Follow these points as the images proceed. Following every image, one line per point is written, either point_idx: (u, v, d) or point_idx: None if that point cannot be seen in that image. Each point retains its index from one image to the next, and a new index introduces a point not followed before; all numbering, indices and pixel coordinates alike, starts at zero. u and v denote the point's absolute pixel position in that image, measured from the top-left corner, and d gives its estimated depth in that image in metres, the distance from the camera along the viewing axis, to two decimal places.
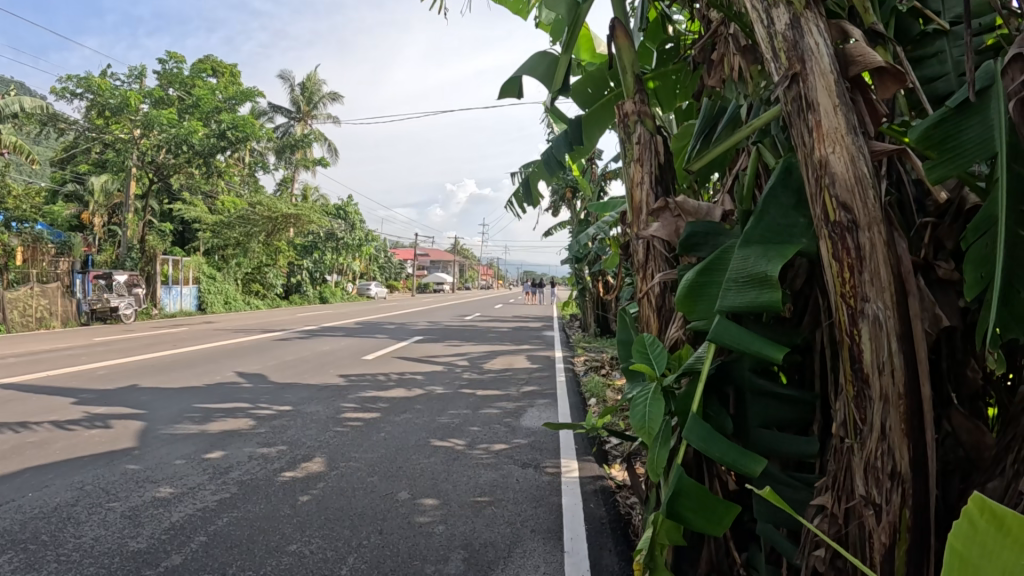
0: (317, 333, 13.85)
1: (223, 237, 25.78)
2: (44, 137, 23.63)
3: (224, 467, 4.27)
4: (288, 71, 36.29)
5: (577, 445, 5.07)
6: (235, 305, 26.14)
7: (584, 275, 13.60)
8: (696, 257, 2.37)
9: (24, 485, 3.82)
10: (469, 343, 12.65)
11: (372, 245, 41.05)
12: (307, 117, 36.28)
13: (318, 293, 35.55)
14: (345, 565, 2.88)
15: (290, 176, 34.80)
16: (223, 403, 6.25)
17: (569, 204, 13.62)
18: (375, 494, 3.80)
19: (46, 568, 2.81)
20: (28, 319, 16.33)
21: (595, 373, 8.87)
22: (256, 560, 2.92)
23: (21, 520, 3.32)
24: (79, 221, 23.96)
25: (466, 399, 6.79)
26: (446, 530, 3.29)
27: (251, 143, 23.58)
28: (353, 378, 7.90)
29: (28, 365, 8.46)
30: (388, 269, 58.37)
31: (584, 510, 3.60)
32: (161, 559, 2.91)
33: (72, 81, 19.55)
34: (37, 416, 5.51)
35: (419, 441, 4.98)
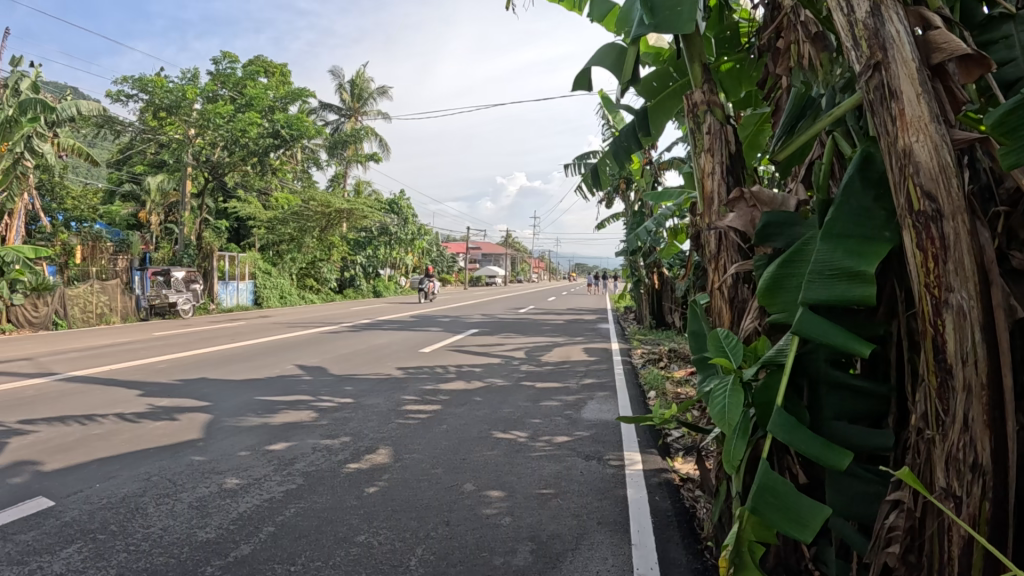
0: (373, 326, 14.02)
1: (278, 233, 26.07)
2: (100, 139, 24.30)
3: (289, 458, 4.34)
4: (337, 68, 36.53)
5: (640, 437, 5.04)
6: (290, 300, 26.49)
7: (639, 268, 13.52)
8: (772, 248, 2.32)
9: (92, 476, 3.94)
10: (525, 336, 12.67)
11: (424, 239, 41.29)
12: (357, 113, 36.54)
13: (372, 288, 35.76)
14: (414, 556, 2.91)
15: (342, 172, 35.16)
16: (284, 395, 6.36)
17: (624, 196, 13.57)
18: (440, 486, 3.84)
19: (116, 557, 2.89)
20: (88, 316, 16.75)
21: (654, 365, 8.81)
22: (324, 550, 2.97)
23: (90, 510, 3.42)
24: (137, 220, 24.51)
25: (525, 391, 6.81)
26: (513, 522, 3.31)
27: (304, 140, 23.91)
28: (412, 370, 7.99)
29: (93, 359, 8.69)
30: (439, 263, 58.86)
31: (649, 503, 3.58)
32: (229, 549, 2.98)
33: (128, 83, 20.01)
34: (102, 407, 5.67)
35: (481, 434, 5.02)
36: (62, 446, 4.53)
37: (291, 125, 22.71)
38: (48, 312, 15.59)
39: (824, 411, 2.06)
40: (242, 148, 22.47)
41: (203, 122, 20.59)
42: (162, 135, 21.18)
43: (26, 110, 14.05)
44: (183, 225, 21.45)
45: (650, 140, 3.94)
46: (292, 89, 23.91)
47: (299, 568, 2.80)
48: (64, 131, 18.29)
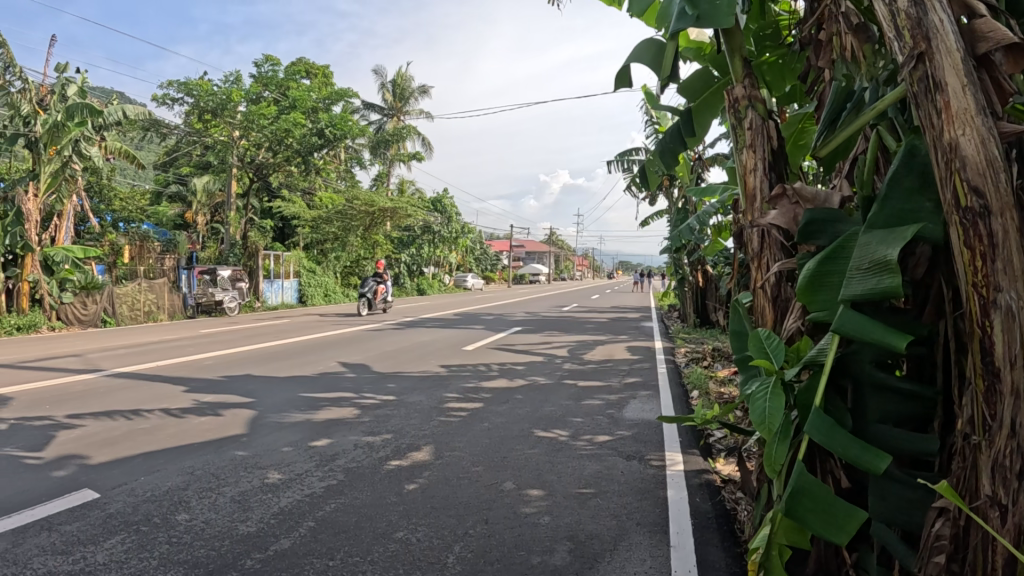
0: (415, 324, 14.12)
1: (322, 231, 26.50)
2: (148, 142, 24.97)
3: (331, 454, 4.40)
4: (379, 68, 36.88)
5: (681, 437, 4.98)
6: (335, 298, 26.85)
7: (682, 265, 13.37)
8: (815, 246, 2.26)
9: (137, 469, 4.04)
10: (566, 334, 12.62)
11: (467, 237, 41.49)
12: (399, 113, 36.86)
13: (416, 286, 36.09)
14: (452, 554, 2.92)
15: (385, 171, 35.52)
16: (327, 392, 6.45)
17: (666, 193, 13.44)
18: (480, 483, 3.85)
19: (159, 548, 2.97)
20: (136, 313, 16.95)
21: (696, 364, 8.69)
22: (362, 546, 3.00)
23: (134, 503, 3.51)
24: (183, 221, 25.12)
25: (567, 389, 6.78)
26: (552, 521, 3.30)
27: (347, 139, 24.25)
28: (454, 368, 8.02)
29: (141, 356, 8.92)
30: (484, 260, 59.05)
31: (689, 504, 3.54)
32: (270, 543, 3.03)
33: (173, 86, 20.57)
34: (149, 403, 5.82)
35: (522, 432, 5.01)
36: (109, 440, 4.67)
37: (335, 125, 23.12)
38: (97, 309, 15.88)
39: (867, 412, 2.01)
40: (286, 149, 22.97)
41: (247, 122, 21.08)
42: (207, 137, 21.67)
43: (74, 115, 14.64)
44: (229, 225, 21.96)
45: (695, 142, 3.74)
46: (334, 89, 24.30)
47: (337, 562, 2.84)
48: (112, 136, 18.78)
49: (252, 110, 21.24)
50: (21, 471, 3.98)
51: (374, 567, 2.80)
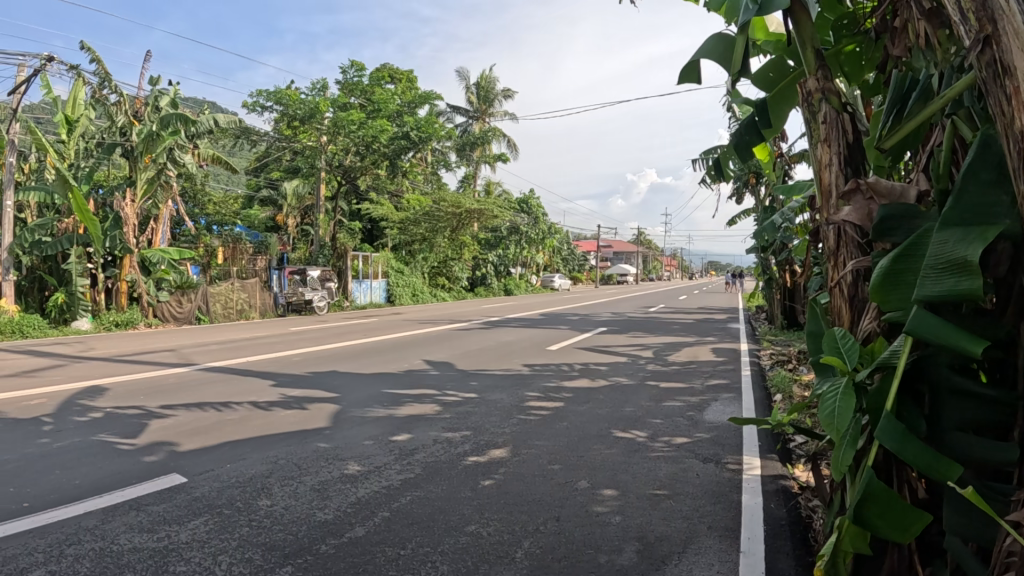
0: (501, 324, 14.22)
1: (410, 233, 26.95)
2: (240, 149, 26.22)
3: (410, 449, 4.53)
4: (463, 71, 37.32)
5: (761, 441, 4.83)
6: (422, 297, 27.43)
7: (769, 265, 12.94)
8: (891, 243, 2.17)
9: (225, 457, 4.29)
10: (653, 335, 12.40)
11: (553, 237, 41.51)
12: (484, 115, 37.24)
13: (503, 285, 36.53)
14: (520, 549, 2.96)
15: (471, 173, 36.01)
16: (412, 389, 6.62)
17: (751, 190, 13.04)
18: (555, 481, 3.86)
19: (238, 531, 3.15)
20: (229, 311, 18.04)
21: (782, 367, 8.40)
22: (434, 537, 3.08)
23: (219, 488, 3.73)
24: (274, 223, 26.24)
25: (649, 390, 6.69)
26: (623, 521, 3.28)
27: (433, 142, 24.77)
28: (537, 367, 8.05)
29: (231, 351, 9.39)
30: (572, 261, 58.86)
31: (763, 510, 3.43)
32: (345, 530, 3.17)
33: (263, 95, 21.61)
34: (239, 396, 6.15)
35: (601, 432, 4.99)
36: (199, 429, 4.97)
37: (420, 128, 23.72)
38: (192, 307, 16.90)
39: (942, 418, 1.91)
40: (373, 153, 23.79)
41: (336, 126, 21.96)
42: (296, 143, 22.60)
43: (168, 124, 15.27)
44: (318, 227, 22.84)
45: (774, 130, 3.76)
46: (419, 93, 24.92)
47: (408, 552, 2.93)
48: (206, 144, 19.78)
49: (340, 116, 22.04)
50: (118, 455, 4.30)
51: (443, 558, 2.87)
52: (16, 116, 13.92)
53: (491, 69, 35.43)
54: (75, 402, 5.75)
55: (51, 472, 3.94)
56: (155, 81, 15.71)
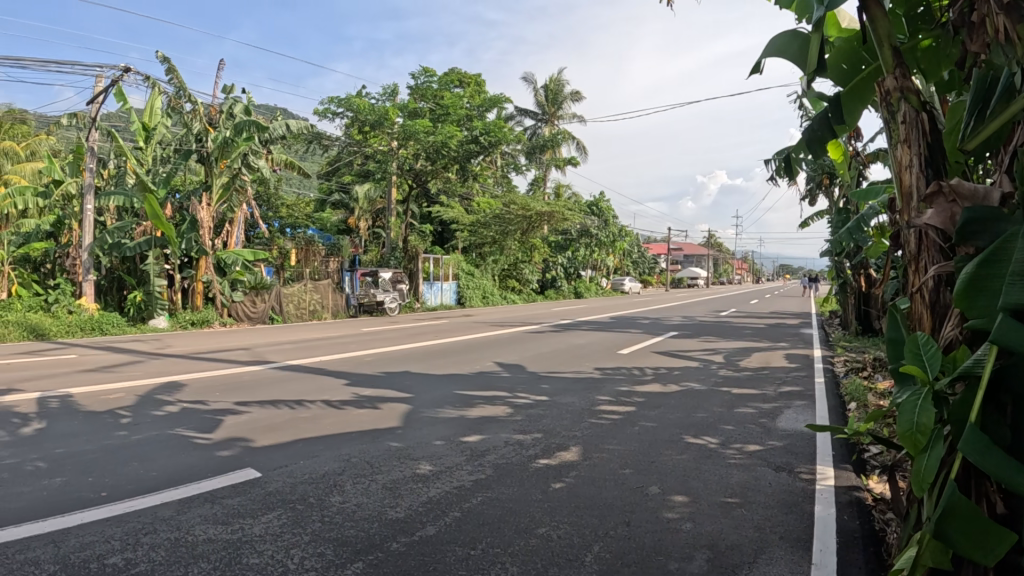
0: (572, 327, 14.15)
1: (480, 235, 27.11)
2: (312, 154, 26.92)
3: (481, 450, 4.56)
4: (531, 75, 37.38)
5: (835, 450, 4.68)
6: (493, 299, 27.63)
7: (844, 269, 12.54)
8: (974, 247, 2.09)
9: (300, 454, 4.41)
10: (726, 340, 12.16)
11: (622, 241, 41.27)
12: (553, 118, 37.24)
13: (572, 288, 36.44)
14: (589, 553, 2.95)
15: (541, 176, 36.08)
16: (482, 391, 6.66)
17: (826, 191, 12.68)
18: (625, 486, 3.83)
19: (312, 526, 3.24)
20: (302, 312, 18.52)
21: (857, 374, 8.13)
22: (503, 538, 3.11)
23: (294, 483, 3.84)
24: (347, 226, 26.84)
25: (721, 396, 6.57)
26: (693, 528, 3.24)
27: (502, 145, 24.90)
28: (608, 371, 8.00)
29: (305, 351, 9.65)
30: (643, 264, 58.33)
31: (837, 522, 3.33)
32: (417, 528, 3.22)
33: (335, 102, 22.14)
34: (313, 394, 6.31)
35: (672, 437, 4.92)
36: (272, 426, 5.12)
37: (489, 131, 23.86)
38: (264, 308, 17.41)
39: None
40: (444, 156, 24.10)
41: (406, 133, 22.34)
42: (368, 148, 23.07)
43: (242, 131, 15.87)
44: (389, 229, 23.23)
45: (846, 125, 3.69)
46: (488, 97, 25.06)
47: (478, 552, 2.96)
48: (280, 150, 20.36)
49: (410, 122, 22.41)
50: (195, 450, 4.47)
51: (512, 560, 2.89)
52: (95, 124, 14.72)
53: (560, 71, 35.34)
54: (154, 397, 6.00)
55: (131, 464, 4.12)
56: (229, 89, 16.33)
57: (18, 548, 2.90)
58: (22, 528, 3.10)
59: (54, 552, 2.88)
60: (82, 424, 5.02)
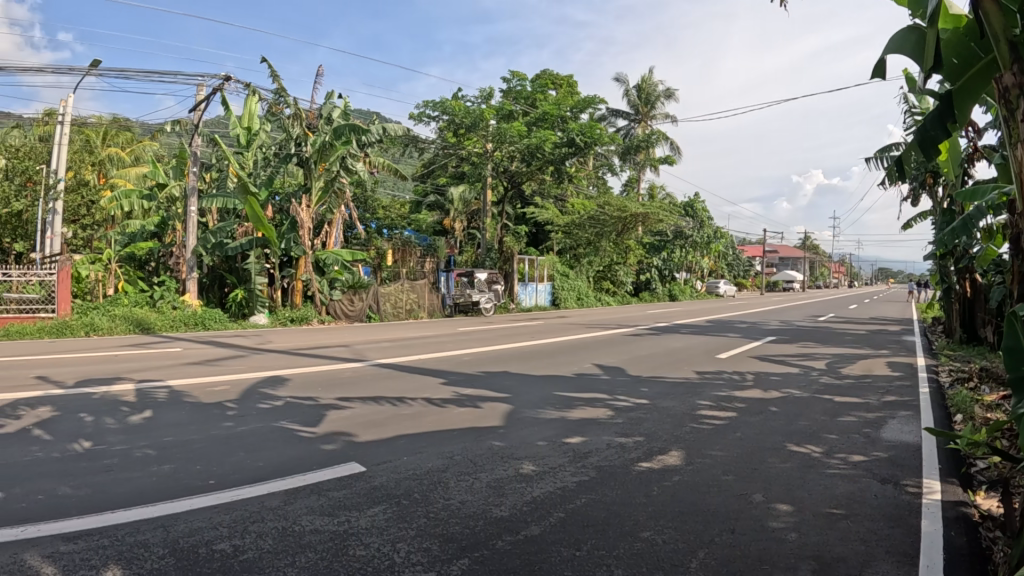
0: (669, 330, 13.94)
1: (575, 237, 27.05)
2: (408, 157, 27.51)
3: (584, 452, 4.54)
4: (624, 75, 37.05)
5: (941, 463, 4.43)
6: (587, 301, 27.56)
7: (951, 274, 11.91)
8: None
9: (403, 450, 4.50)
10: (827, 345, 11.72)
11: (717, 242, 40.46)
12: (646, 118, 36.77)
13: (668, 291, 35.97)
14: (694, 560, 2.90)
15: (635, 176, 35.71)
16: (581, 393, 6.63)
17: (931, 191, 12.09)
18: (729, 493, 3.74)
19: (418, 521, 3.30)
20: (399, 310, 18.95)
21: (965, 384, 7.69)
22: (609, 540, 3.09)
23: (399, 478, 3.93)
24: (442, 227, 27.27)
25: (824, 404, 6.33)
26: (799, 538, 3.13)
27: (597, 147, 24.77)
28: (707, 375, 7.84)
29: (404, 349, 9.85)
30: (738, 266, 56.89)
31: (943, 538, 3.15)
32: (522, 528, 3.24)
33: (430, 106, 22.54)
34: (414, 392, 6.44)
35: (775, 445, 4.78)
36: (375, 422, 5.25)
37: (584, 133, 23.74)
38: (362, 306, 17.90)
39: None
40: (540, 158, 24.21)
41: (500, 136, 22.59)
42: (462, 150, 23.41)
43: (341, 135, 16.24)
44: (485, 230, 23.51)
45: (958, 125, 3.78)
46: (582, 98, 24.98)
47: (583, 553, 2.95)
48: (377, 153, 20.83)
49: (504, 125, 22.60)
50: (300, 442, 4.62)
51: (617, 563, 2.87)
52: (197, 130, 15.42)
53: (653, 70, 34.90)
54: (260, 390, 6.25)
55: (240, 454, 4.31)
56: (327, 94, 16.67)
57: (128, 531, 3.06)
58: (136, 512, 3.28)
59: (161, 536, 3.02)
60: (190, 414, 5.28)
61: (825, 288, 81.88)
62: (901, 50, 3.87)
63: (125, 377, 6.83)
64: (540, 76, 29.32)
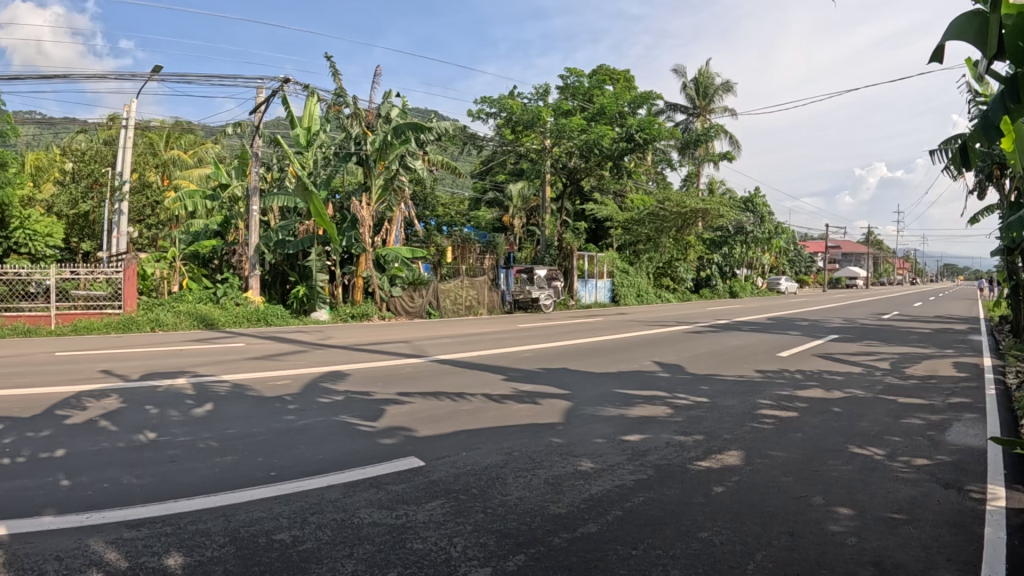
0: (730, 327, 13.67)
1: (635, 233, 26.78)
2: (467, 153, 27.64)
3: (642, 450, 4.50)
4: (682, 68, 36.49)
5: (1009, 468, 4.23)
6: (647, 298, 27.24)
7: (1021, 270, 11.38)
8: None
9: (462, 445, 4.54)
10: (893, 344, 11.32)
11: (779, 238, 39.54)
12: (704, 111, 36.10)
13: (728, 287, 35.37)
14: (752, 561, 2.84)
15: (695, 171, 35.15)
16: (641, 390, 6.56)
17: (999, 183, 11.57)
18: (788, 494, 3.65)
19: (475, 516, 3.33)
20: (458, 307, 19.14)
21: None
22: (665, 540, 3.05)
23: (458, 473, 3.97)
24: (501, 224, 27.37)
25: (889, 404, 6.11)
26: (860, 543, 3.04)
27: (656, 142, 24.53)
28: (769, 374, 7.66)
29: (461, 345, 9.92)
30: (796, 263, 55.62)
31: (1008, 546, 3.01)
32: (579, 525, 3.23)
33: (488, 103, 22.62)
34: (474, 388, 6.48)
35: (837, 446, 4.64)
36: (434, 417, 5.31)
37: (643, 128, 23.57)
38: (422, 302, 18.11)
39: None
40: (598, 154, 24.11)
41: (558, 132, 22.65)
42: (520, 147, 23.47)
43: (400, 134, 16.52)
44: (544, 226, 23.50)
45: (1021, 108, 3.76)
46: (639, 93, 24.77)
47: (639, 553, 2.92)
48: (435, 150, 21.00)
49: (562, 121, 22.64)
50: (360, 436, 4.72)
51: (673, 563, 2.83)
52: (259, 131, 15.81)
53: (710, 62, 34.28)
54: (321, 385, 6.39)
55: (301, 447, 4.42)
56: (386, 94, 16.94)
57: (191, 520, 3.18)
58: (199, 501, 3.40)
59: (222, 525, 3.13)
60: (253, 407, 5.44)
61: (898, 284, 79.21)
62: (964, 37, 3.81)
63: (189, 371, 7.08)
64: (597, 72, 29.23)
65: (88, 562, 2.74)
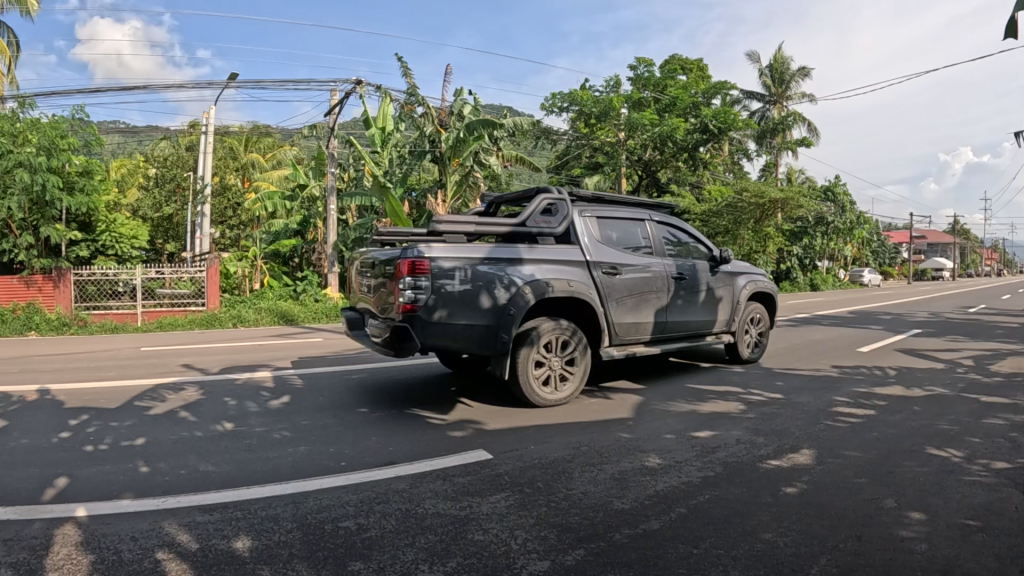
0: (809, 321, 13.20)
1: (712, 225, 26.33)
2: (540, 148, 27.65)
3: (711, 447, 4.41)
4: (757, 55, 35.50)
5: None
6: None
7: None
8: None
9: (529, 439, 4.57)
10: (985, 339, 10.68)
11: (864, 227, 37.98)
12: (782, 99, 34.98)
13: (809, 280, 34.31)
14: (815, 566, 2.75)
15: (772, 161, 34.17)
16: (715, 385, 6.43)
17: None
18: (858, 497, 3.51)
19: (538, 510, 3.35)
20: None
21: None
22: (728, 540, 2.99)
23: (525, 467, 4.00)
24: None
25: (975, 403, 5.78)
26: (929, 550, 2.90)
27: (732, 132, 24.09)
28: (847, 370, 7.36)
29: None
30: (882, 254, 53.44)
31: None
32: (641, 521, 3.21)
33: (559, 98, 22.63)
34: None
35: (913, 447, 4.42)
36: (504, 411, 5.36)
37: (718, 118, 23.25)
38: None
39: None
40: (672, 146, 23.88)
41: (632, 125, 23.05)
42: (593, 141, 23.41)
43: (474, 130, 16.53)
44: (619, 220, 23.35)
45: None
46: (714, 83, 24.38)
47: (699, 552, 2.88)
48: (508, 146, 21.15)
49: (636, 114, 22.87)
50: (430, 429, 4.82)
51: (734, 563, 2.78)
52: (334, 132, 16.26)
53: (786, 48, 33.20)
54: (396, 379, 6.55)
55: (372, 439, 4.55)
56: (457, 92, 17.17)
57: (261, 506, 3.33)
58: (271, 489, 3.56)
59: (291, 512, 3.26)
60: (329, 399, 5.64)
61: (1007, 275, 74.77)
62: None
63: (269, 365, 7.38)
64: (668, 62, 28.81)
65: (161, 544, 2.92)
